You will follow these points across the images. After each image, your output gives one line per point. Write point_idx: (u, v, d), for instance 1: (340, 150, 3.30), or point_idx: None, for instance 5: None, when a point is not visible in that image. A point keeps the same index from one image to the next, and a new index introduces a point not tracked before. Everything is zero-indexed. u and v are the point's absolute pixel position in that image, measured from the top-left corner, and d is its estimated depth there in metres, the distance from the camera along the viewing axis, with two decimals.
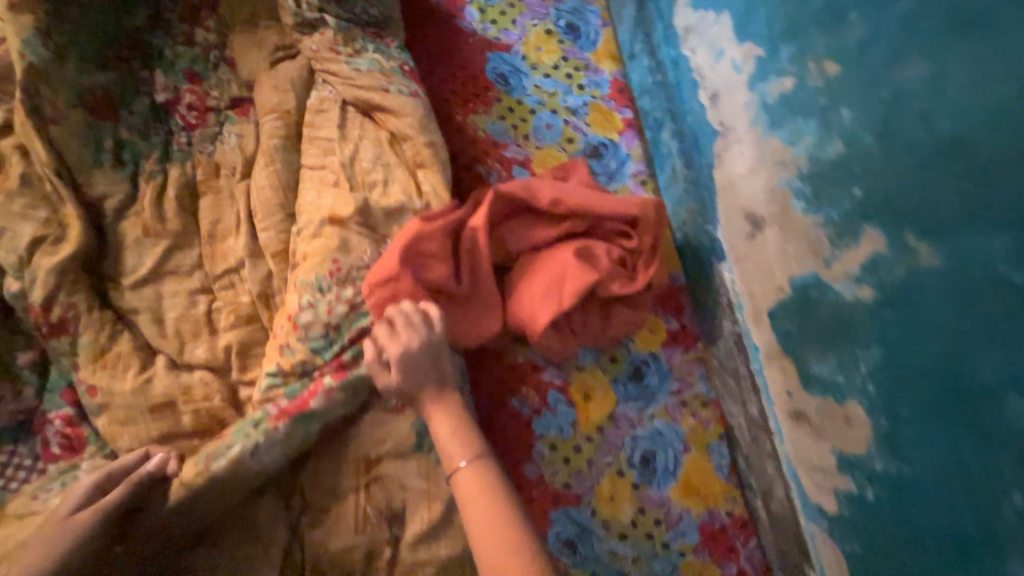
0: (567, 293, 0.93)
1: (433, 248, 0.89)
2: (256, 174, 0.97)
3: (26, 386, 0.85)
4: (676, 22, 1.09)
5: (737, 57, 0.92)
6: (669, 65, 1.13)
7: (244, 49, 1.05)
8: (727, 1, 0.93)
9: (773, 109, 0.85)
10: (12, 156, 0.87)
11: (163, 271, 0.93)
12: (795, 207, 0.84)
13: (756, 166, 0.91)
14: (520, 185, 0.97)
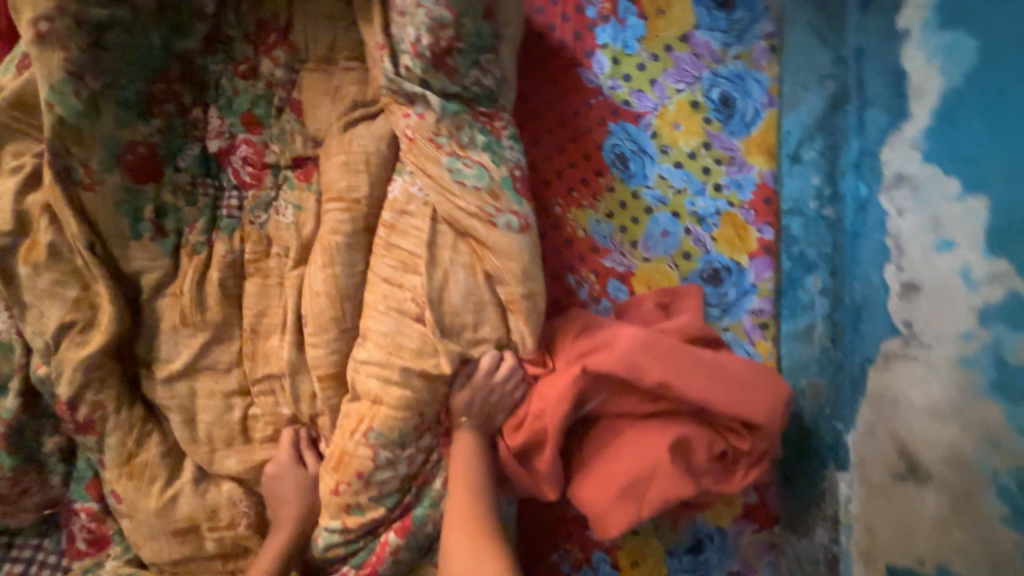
0: (650, 498, 0.77)
1: (504, 402, 0.83)
2: (311, 270, 0.80)
3: (52, 474, 0.80)
4: (885, 153, 0.79)
5: (976, 269, 0.66)
6: (852, 200, 0.84)
7: (316, 96, 0.83)
8: (992, 185, 0.66)
9: (1010, 371, 0.63)
10: (40, 219, 0.74)
11: (199, 367, 0.82)
12: (990, 498, 0.65)
13: (949, 416, 0.69)
14: (622, 357, 0.79)
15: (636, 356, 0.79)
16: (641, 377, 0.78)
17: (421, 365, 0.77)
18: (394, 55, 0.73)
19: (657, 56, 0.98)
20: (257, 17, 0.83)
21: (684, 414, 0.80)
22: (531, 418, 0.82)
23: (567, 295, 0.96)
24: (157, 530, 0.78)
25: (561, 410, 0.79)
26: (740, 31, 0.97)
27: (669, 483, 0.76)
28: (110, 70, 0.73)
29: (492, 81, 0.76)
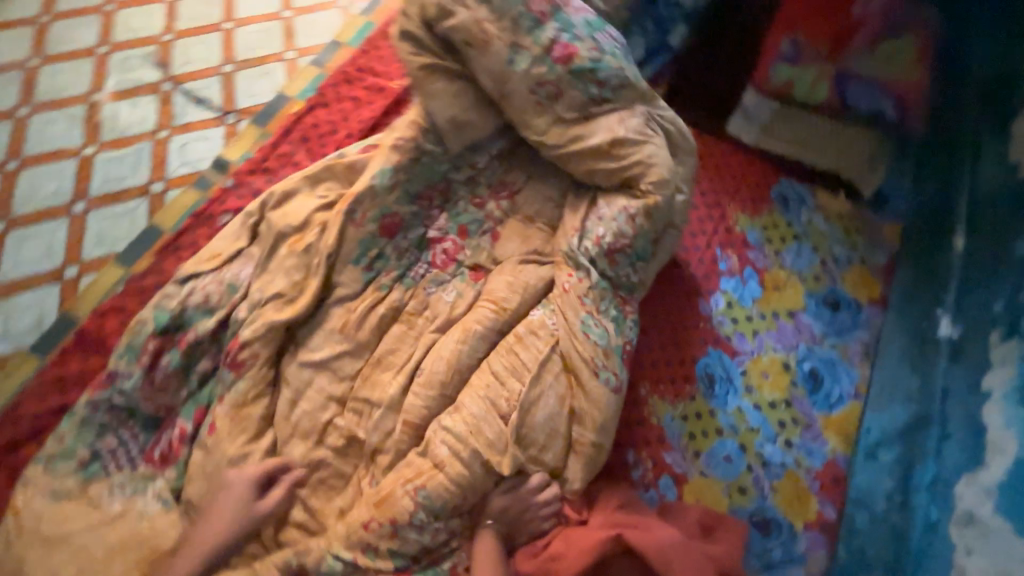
0: None
1: (534, 526, 0.90)
2: (447, 340, 1.03)
3: (185, 387, 0.98)
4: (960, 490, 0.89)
5: None
6: (923, 522, 0.91)
7: (510, 235, 1.18)
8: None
9: None
10: (315, 229, 1.10)
11: (327, 366, 1.02)
12: None
13: None
14: (653, 543, 0.82)
15: (665, 552, 0.81)
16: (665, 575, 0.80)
17: (489, 454, 0.89)
18: (582, 236, 1.03)
19: (764, 315, 1.20)
20: (503, 178, 1.23)
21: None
22: (548, 557, 0.86)
23: (621, 467, 1.03)
24: (218, 473, 0.91)
25: (577, 562, 0.82)
26: (841, 327, 1.18)
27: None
28: (410, 174, 1.13)
29: (636, 279, 1.02)
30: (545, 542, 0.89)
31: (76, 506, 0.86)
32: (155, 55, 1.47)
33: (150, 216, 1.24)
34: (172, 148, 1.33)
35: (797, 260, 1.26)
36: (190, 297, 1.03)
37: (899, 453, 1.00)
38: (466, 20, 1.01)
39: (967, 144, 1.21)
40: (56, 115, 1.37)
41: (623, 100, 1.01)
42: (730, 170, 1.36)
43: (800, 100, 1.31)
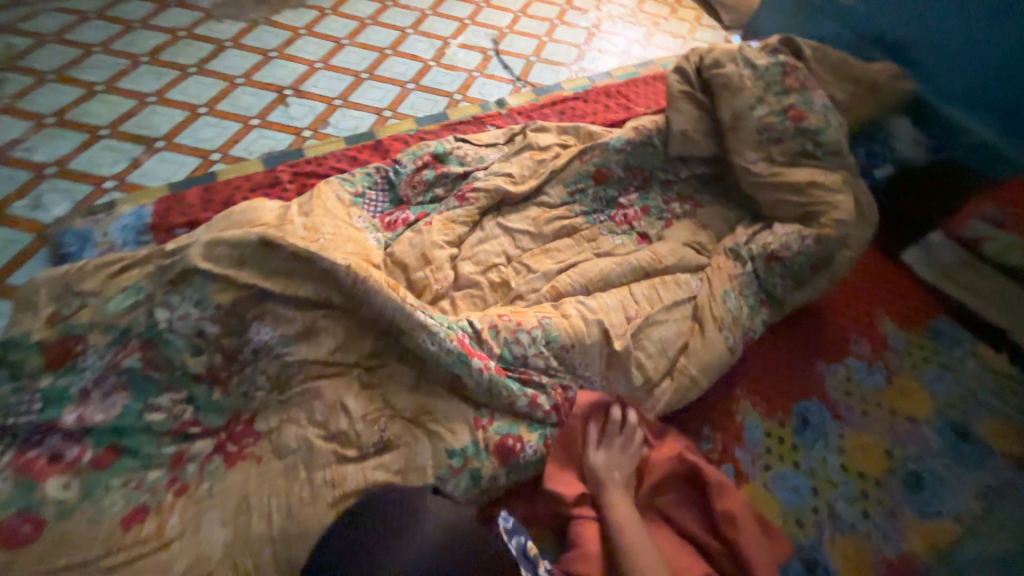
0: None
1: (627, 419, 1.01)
2: (606, 260, 1.26)
3: (422, 194, 1.35)
4: None
5: None
6: None
7: (682, 227, 1.41)
8: None
9: None
10: (551, 154, 1.48)
11: (513, 234, 1.32)
12: None
13: None
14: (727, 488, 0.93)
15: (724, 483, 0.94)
16: (719, 498, 0.91)
17: (609, 328, 1.05)
18: (748, 241, 1.23)
19: (881, 405, 1.21)
20: (694, 193, 1.50)
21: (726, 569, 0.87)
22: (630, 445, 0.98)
23: (693, 433, 1.10)
24: (417, 246, 1.21)
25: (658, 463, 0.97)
26: (963, 457, 1.14)
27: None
28: (635, 151, 1.46)
29: (779, 293, 1.18)
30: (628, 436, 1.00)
31: (340, 208, 1.20)
32: (495, 35, 2.11)
33: (446, 108, 1.75)
34: (476, 82, 1.88)
35: (935, 382, 1.26)
36: (457, 150, 1.45)
37: None
38: (732, 72, 1.39)
39: None
40: (425, 39, 2.03)
41: (828, 164, 1.25)
42: (891, 285, 1.45)
43: (989, 258, 1.39)
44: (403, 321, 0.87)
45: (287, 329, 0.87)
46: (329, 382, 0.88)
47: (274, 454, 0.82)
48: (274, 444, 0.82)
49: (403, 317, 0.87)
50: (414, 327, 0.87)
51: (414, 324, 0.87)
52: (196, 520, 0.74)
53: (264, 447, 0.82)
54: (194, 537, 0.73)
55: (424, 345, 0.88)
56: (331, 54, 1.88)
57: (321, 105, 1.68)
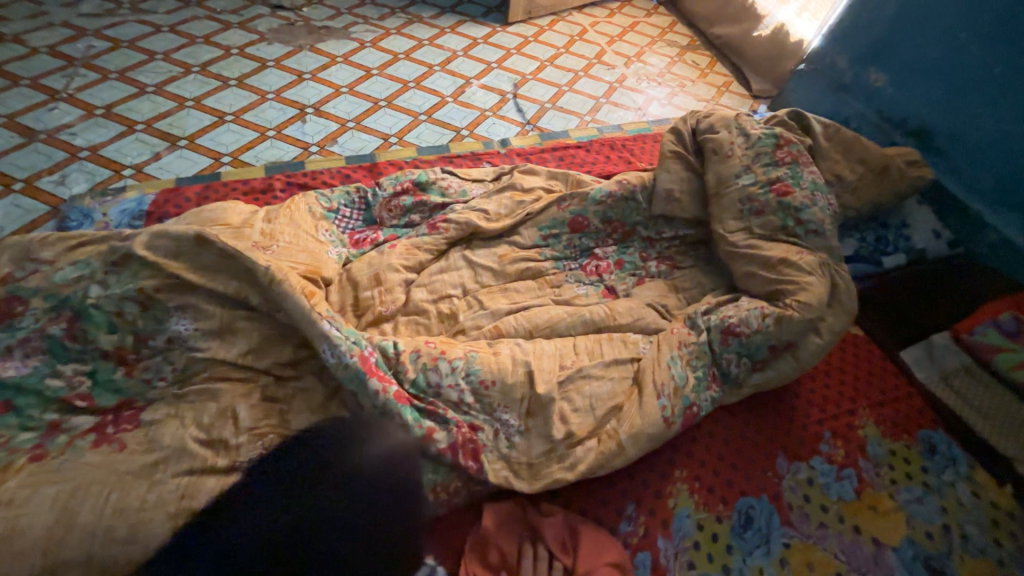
0: None
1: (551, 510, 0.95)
2: (560, 308, 1.23)
3: (397, 218, 1.39)
4: None
5: None
6: None
7: (652, 287, 1.35)
8: None
9: None
10: (532, 195, 1.49)
11: (474, 267, 1.32)
12: None
13: None
14: None
15: None
16: None
17: (536, 372, 1.01)
18: (709, 311, 1.16)
19: (842, 520, 1.06)
20: (675, 254, 1.45)
21: None
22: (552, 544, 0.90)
23: (613, 509, 1.00)
24: (374, 266, 1.23)
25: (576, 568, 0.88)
26: None
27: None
28: (617, 204, 1.44)
29: (734, 370, 1.09)
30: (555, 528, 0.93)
31: (310, 220, 1.25)
32: (517, 80, 2.20)
33: (450, 141, 1.83)
34: (486, 121, 1.96)
35: (913, 505, 1.10)
36: (441, 180, 1.49)
37: None
38: (724, 138, 1.37)
39: None
40: (449, 77, 2.14)
41: (808, 242, 1.19)
42: (883, 384, 1.31)
43: (998, 371, 1.23)
44: (308, 329, 0.90)
45: (205, 324, 0.91)
46: (230, 385, 0.90)
47: (143, 447, 0.81)
48: (149, 435, 0.83)
49: (311, 322, 0.89)
50: (318, 337, 0.89)
51: (317, 333, 0.89)
52: (28, 494, 0.71)
53: (135, 437, 0.82)
54: (17, 511, 0.69)
55: (325, 357, 0.89)
56: (359, 80, 2.03)
57: (335, 125, 1.80)
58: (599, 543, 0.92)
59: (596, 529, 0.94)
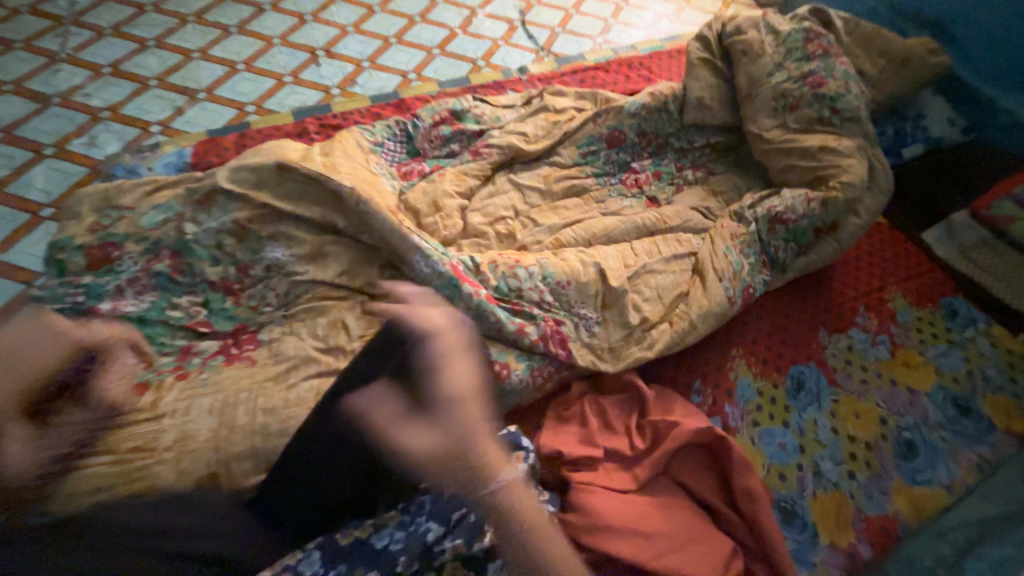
0: (660, 536, 0.80)
1: (631, 388, 1.03)
2: (611, 218, 1.29)
3: (438, 149, 1.42)
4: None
5: None
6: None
7: (692, 193, 1.41)
8: None
9: None
10: (565, 116, 1.51)
11: (521, 189, 1.36)
12: None
13: None
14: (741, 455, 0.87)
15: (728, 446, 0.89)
16: (741, 472, 0.86)
17: (606, 271, 1.08)
18: (754, 204, 1.23)
19: (881, 375, 1.20)
20: (708, 162, 1.50)
21: (737, 531, 0.84)
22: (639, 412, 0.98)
23: (684, 384, 1.11)
24: (430, 194, 1.27)
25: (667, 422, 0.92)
26: (961, 431, 1.12)
27: (728, 559, 0.79)
28: (649, 117, 1.47)
29: (782, 255, 1.19)
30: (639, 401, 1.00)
31: (360, 154, 1.28)
32: (522, 6, 2.13)
33: (469, 73, 1.81)
34: (499, 50, 1.92)
35: (941, 359, 1.23)
36: (474, 108, 1.50)
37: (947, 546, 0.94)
38: (753, 38, 1.39)
39: None
40: (453, 8, 2.07)
41: (843, 130, 1.25)
42: (908, 262, 1.41)
43: (1012, 238, 1.34)
44: (399, 243, 0.95)
45: (298, 249, 0.96)
46: (334, 303, 0.96)
47: (272, 359, 0.89)
48: (273, 350, 0.90)
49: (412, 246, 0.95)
50: (409, 248, 0.95)
51: (409, 246, 0.95)
52: (188, 402, 0.80)
53: (261, 353, 0.90)
54: (183, 417, 0.79)
55: (419, 267, 0.96)
56: (363, 18, 1.95)
57: (350, 66, 1.76)
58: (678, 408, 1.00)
59: (674, 399, 1.02)
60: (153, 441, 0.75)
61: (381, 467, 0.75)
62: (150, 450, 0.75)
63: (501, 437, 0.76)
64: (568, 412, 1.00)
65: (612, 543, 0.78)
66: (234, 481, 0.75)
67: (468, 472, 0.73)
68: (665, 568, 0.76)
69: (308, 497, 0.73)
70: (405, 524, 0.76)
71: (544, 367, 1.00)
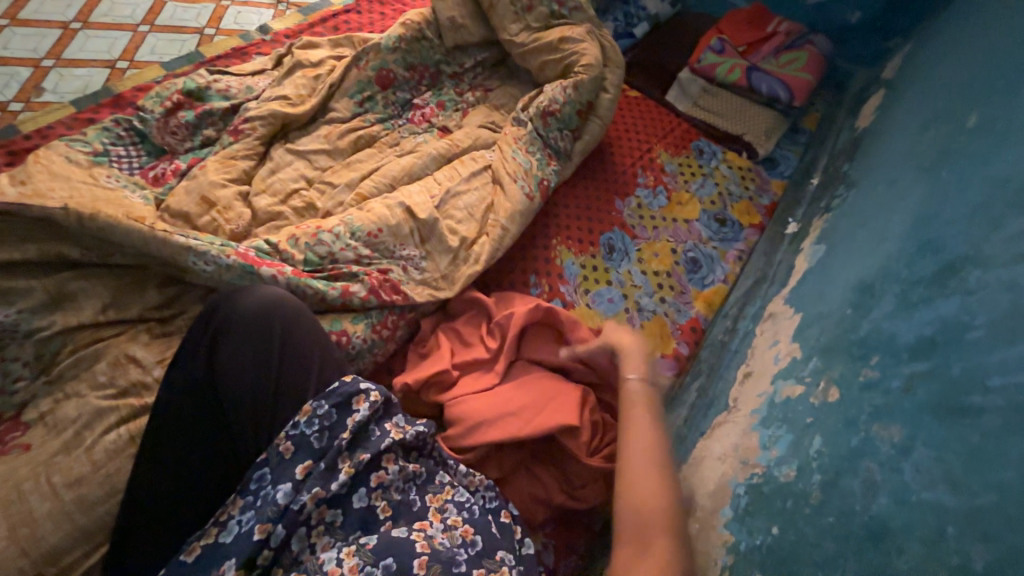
0: (522, 408, 0.89)
1: (475, 301, 1.09)
2: (407, 157, 1.28)
3: (190, 141, 1.22)
4: (769, 307, 1.13)
5: (818, 325, 0.85)
6: (740, 334, 1.16)
7: (477, 113, 1.46)
8: (865, 247, 0.89)
9: (818, 350, 0.79)
10: (326, 69, 1.40)
11: (305, 155, 1.26)
12: (772, 399, 0.81)
13: (794, 355, 0.86)
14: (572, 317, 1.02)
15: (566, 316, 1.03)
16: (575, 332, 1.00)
17: (413, 207, 1.09)
18: (527, 107, 1.34)
19: (665, 218, 1.46)
20: (483, 80, 1.55)
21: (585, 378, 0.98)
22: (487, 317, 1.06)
23: (522, 283, 1.23)
24: (197, 191, 1.10)
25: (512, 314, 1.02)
26: (724, 237, 1.44)
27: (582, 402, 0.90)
28: (411, 48, 1.45)
29: (562, 144, 1.32)
30: (486, 309, 1.08)
31: (82, 173, 1.04)
32: None
33: (199, 46, 1.54)
34: (228, 12, 1.66)
35: (700, 190, 1.54)
36: (215, 83, 1.31)
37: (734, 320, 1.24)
38: None
39: (808, 154, 1.61)
40: None
41: (574, 19, 1.40)
42: (664, 119, 1.68)
43: (719, 82, 1.68)
44: (160, 249, 0.82)
45: (28, 300, 0.78)
46: (111, 344, 0.82)
47: (52, 433, 0.75)
48: (53, 424, 0.76)
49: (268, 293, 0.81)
50: (176, 252, 0.83)
51: (174, 249, 0.82)
52: None
53: (38, 433, 0.76)
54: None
55: (198, 268, 0.85)
56: (20, 6, 1.50)
57: (25, 70, 1.36)
58: (518, 299, 1.09)
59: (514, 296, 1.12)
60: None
61: (232, 456, 0.72)
62: None
63: (332, 393, 0.75)
64: (423, 350, 1.03)
65: (486, 434, 0.86)
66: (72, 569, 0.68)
67: (300, 433, 0.72)
68: (537, 428, 0.86)
69: (158, 518, 0.68)
70: (252, 503, 0.68)
71: (386, 318, 1.00)
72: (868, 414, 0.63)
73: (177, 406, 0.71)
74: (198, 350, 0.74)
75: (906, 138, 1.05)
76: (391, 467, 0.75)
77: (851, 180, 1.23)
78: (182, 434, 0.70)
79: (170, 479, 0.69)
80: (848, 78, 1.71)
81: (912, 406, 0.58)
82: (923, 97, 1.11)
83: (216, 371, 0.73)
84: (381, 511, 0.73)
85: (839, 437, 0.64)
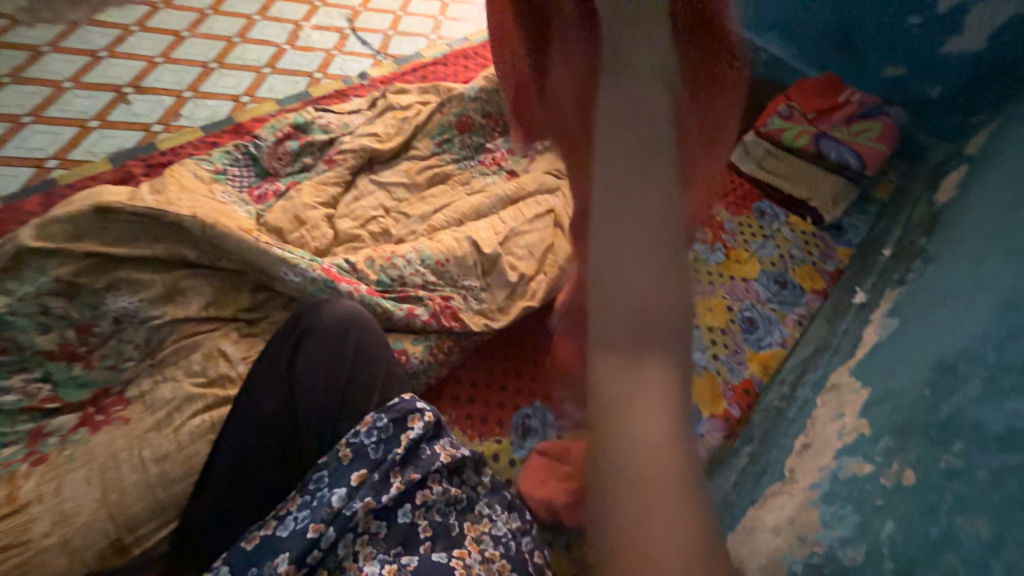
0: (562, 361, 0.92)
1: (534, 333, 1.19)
2: (476, 195, 1.38)
3: (291, 167, 1.39)
4: (833, 378, 1.08)
5: (889, 399, 0.81)
6: (798, 402, 1.11)
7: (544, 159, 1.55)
8: (944, 324, 0.85)
9: (888, 425, 0.76)
10: (413, 112, 1.56)
11: (386, 186, 1.38)
12: (834, 473, 0.78)
13: (859, 426, 0.82)
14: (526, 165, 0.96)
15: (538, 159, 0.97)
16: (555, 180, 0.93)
17: (479, 242, 1.16)
18: None
19: (722, 275, 1.45)
20: None
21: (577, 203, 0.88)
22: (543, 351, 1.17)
23: None
24: (292, 211, 1.24)
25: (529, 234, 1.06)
26: (783, 300, 1.41)
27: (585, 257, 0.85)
28: (490, 99, 1.58)
29: None
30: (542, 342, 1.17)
31: (202, 187, 1.21)
32: (349, 14, 2.10)
33: (308, 86, 1.76)
34: (335, 59, 1.90)
35: (760, 250, 1.52)
36: (319, 119, 1.49)
37: (792, 385, 1.19)
38: None
39: (879, 225, 1.56)
40: (274, 23, 1.97)
41: None
42: (725, 177, 1.70)
43: (786, 146, 1.68)
44: (260, 259, 0.93)
45: (148, 292, 0.90)
46: (207, 338, 0.92)
47: (146, 411, 0.84)
48: (148, 403, 0.85)
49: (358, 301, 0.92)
50: (273, 262, 0.94)
51: (272, 260, 0.93)
52: (55, 484, 0.73)
53: (135, 410, 0.85)
54: (55, 499, 0.71)
55: (288, 279, 0.95)
56: (172, 47, 1.79)
57: (169, 98, 1.62)
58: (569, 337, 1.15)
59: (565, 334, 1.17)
60: (23, 532, 0.68)
61: (297, 456, 0.77)
62: (20, 544, 0.68)
63: (391, 408, 0.79)
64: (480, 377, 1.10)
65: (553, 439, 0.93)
66: (144, 540, 0.74)
67: (360, 441, 0.76)
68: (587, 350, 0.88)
69: (225, 505, 0.74)
70: (308, 503, 0.71)
71: (444, 343, 1.06)
72: (948, 503, 0.60)
73: (257, 401, 0.79)
74: (282, 353, 0.82)
75: (994, 214, 1.01)
76: (437, 487, 0.77)
77: (928, 255, 1.18)
78: (257, 428, 0.77)
79: (242, 468, 0.75)
80: (924, 152, 1.68)
81: (1001, 502, 0.55)
82: (1011, 174, 1.07)
83: (295, 374, 0.80)
84: (423, 531, 0.74)
85: (913, 523, 0.61)
